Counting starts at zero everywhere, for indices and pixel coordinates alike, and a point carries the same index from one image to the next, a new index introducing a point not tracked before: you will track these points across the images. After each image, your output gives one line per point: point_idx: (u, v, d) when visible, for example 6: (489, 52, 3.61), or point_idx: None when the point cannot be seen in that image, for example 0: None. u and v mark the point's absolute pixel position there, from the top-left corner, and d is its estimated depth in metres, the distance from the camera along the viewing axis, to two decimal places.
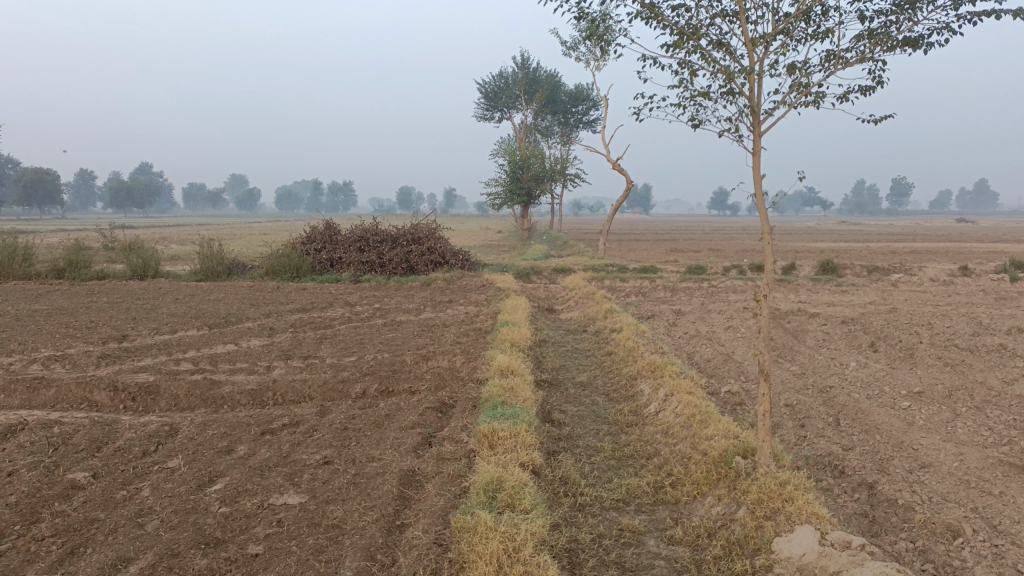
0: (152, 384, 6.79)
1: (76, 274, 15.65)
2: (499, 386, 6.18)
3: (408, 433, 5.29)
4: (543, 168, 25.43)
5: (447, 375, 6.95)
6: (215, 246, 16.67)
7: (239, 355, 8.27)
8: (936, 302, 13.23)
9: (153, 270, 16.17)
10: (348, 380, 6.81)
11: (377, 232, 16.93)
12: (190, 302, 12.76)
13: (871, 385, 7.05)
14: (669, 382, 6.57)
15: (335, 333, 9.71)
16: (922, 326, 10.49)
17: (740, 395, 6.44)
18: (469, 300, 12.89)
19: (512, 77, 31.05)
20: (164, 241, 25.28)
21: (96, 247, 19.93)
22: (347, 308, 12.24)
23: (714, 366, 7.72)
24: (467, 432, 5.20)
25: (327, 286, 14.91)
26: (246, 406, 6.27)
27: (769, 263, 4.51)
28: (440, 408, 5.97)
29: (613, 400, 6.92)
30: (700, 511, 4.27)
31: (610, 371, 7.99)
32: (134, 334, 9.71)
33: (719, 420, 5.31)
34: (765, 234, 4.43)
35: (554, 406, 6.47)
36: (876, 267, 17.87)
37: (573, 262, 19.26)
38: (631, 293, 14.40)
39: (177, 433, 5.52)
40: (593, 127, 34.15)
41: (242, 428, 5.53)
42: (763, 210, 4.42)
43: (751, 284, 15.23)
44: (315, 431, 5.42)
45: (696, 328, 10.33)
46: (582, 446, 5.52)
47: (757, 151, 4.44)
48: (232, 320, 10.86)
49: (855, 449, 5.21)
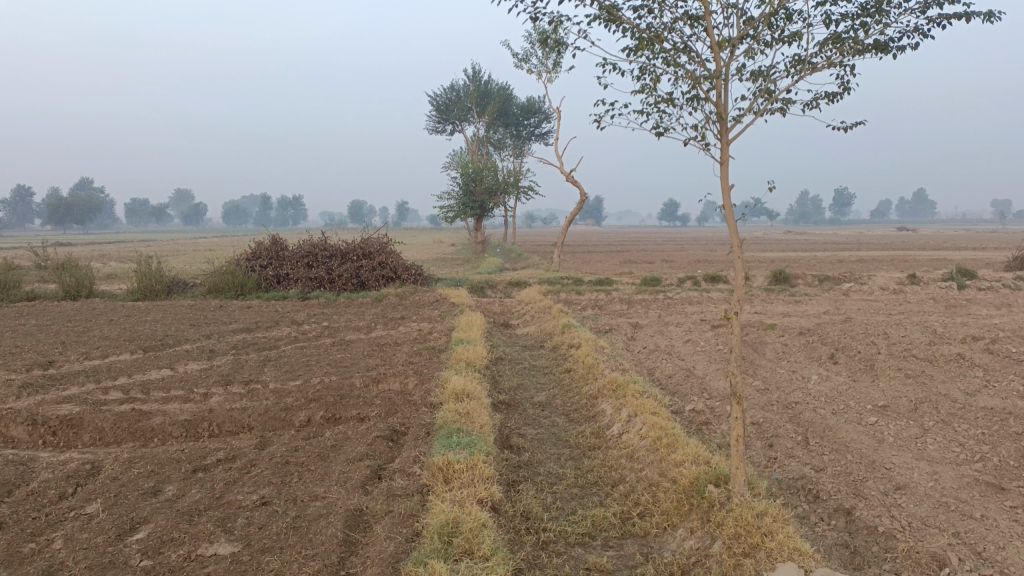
0: (75, 416, 6.24)
1: (4, 295, 14.77)
2: (454, 411, 5.81)
3: (355, 466, 4.90)
4: (495, 181, 25.18)
5: (398, 399, 6.55)
6: (154, 263, 15.95)
7: (175, 381, 7.74)
8: (888, 311, 13.30)
9: (87, 289, 15.37)
10: (292, 408, 6.37)
11: (325, 248, 16.42)
12: (126, 323, 12.08)
13: (836, 400, 6.88)
14: (632, 402, 6.29)
15: (281, 355, 9.22)
16: (878, 336, 10.47)
17: (706, 413, 6.20)
18: (422, 317, 12.50)
19: (463, 90, 30.78)
20: (101, 259, 24.27)
21: (26, 266, 18.92)
22: (295, 327, 11.74)
23: (676, 383, 7.49)
24: (420, 464, 4.83)
25: (274, 304, 14.36)
26: (179, 440, 5.79)
27: (739, 278, 4.25)
28: (391, 436, 5.59)
29: (574, 422, 6.62)
30: (672, 546, 3.97)
31: (569, 390, 7.69)
32: (62, 360, 9.07)
33: (687, 443, 5.04)
34: (735, 247, 4.16)
35: (512, 430, 6.13)
36: (827, 276, 18.03)
37: (527, 275, 19.01)
38: (587, 307, 14.18)
39: (99, 472, 5.03)
40: (545, 139, 34.06)
41: (172, 466, 5.05)
42: (731, 221, 4.16)
43: (707, 296, 15.16)
44: (253, 467, 4.98)
45: (655, 342, 10.13)
46: (543, 474, 5.19)
47: (725, 160, 4.18)
48: (169, 342, 10.28)
49: (827, 470, 5.00)
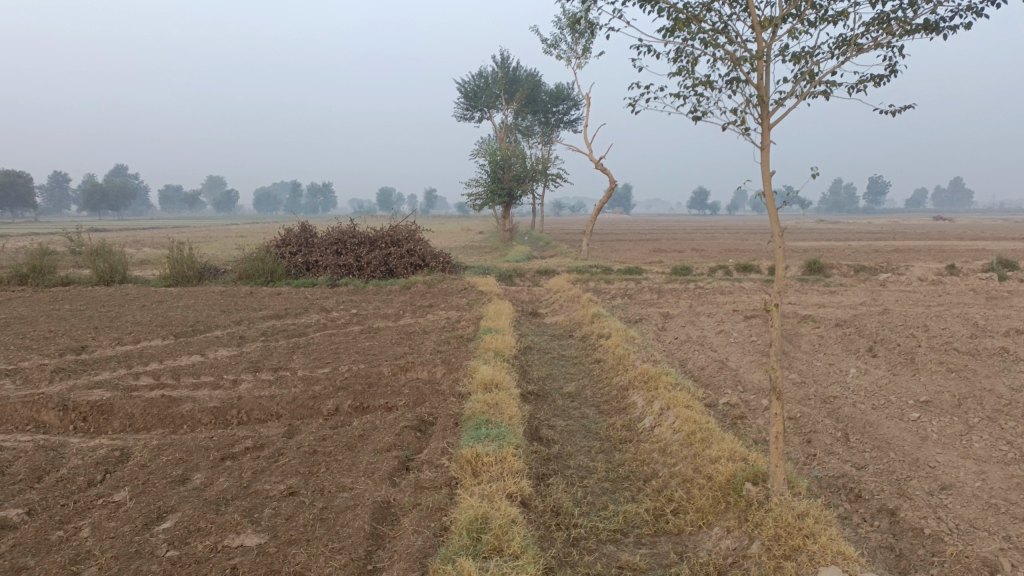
0: (105, 402, 6.25)
1: (40, 281, 14.98)
2: (483, 402, 5.71)
3: (383, 457, 4.83)
4: (524, 168, 25.01)
5: (426, 389, 6.48)
6: (186, 250, 16.07)
7: (204, 367, 7.75)
8: (927, 302, 12.95)
9: (120, 275, 15.53)
10: (320, 396, 6.32)
11: (354, 235, 16.40)
12: (157, 309, 12.18)
13: (876, 394, 6.67)
14: (664, 394, 6.15)
15: (309, 342, 9.20)
16: (918, 329, 10.17)
17: (741, 407, 6.04)
18: (451, 305, 12.42)
19: (492, 76, 30.57)
20: (134, 245, 24.63)
21: (62, 252, 19.19)
22: (323, 314, 11.74)
23: (710, 375, 7.32)
24: (448, 456, 4.74)
25: (303, 291, 14.38)
26: (208, 427, 5.77)
27: (780, 269, 4.08)
28: (419, 426, 5.51)
29: (605, 413, 6.50)
30: (707, 545, 3.84)
31: (600, 381, 7.56)
32: (94, 345, 9.15)
33: (722, 438, 4.89)
34: (776, 237, 3.99)
35: (541, 421, 6.03)
36: (863, 266, 17.62)
37: (556, 263, 18.86)
38: (617, 296, 14.00)
39: (128, 459, 5.02)
40: (574, 126, 33.76)
41: (200, 454, 5.03)
42: (773, 209, 3.99)
43: (740, 286, 14.89)
44: (280, 456, 4.93)
45: (687, 332, 9.94)
46: (573, 467, 5.09)
47: (766, 145, 4.00)
48: (200, 328, 10.32)
49: (868, 469, 4.82)
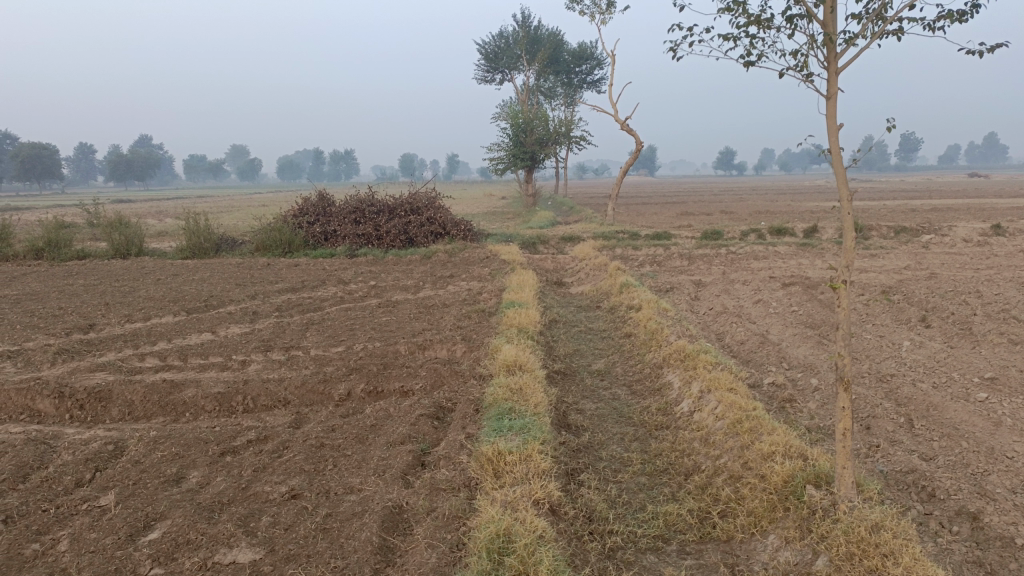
0: (104, 388, 5.87)
1: (55, 255, 14.70)
2: (505, 387, 5.24)
3: (396, 452, 4.38)
4: (547, 130, 24.25)
5: (444, 370, 6.01)
6: (201, 220, 15.71)
7: (213, 347, 7.34)
8: (975, 265, 12.21)
9: (137, 248, 15.22)
10: (330, 379, 5.89)
11: (372, 203, 15.92)
12: (172, 283, 11.83)
13: (936, 372, 6.09)
14: (704, 375, 5.63)
15: (324, 318, 8.79)
16: (970, 295, 9.50)
17: (788, 389, 5.51)
18: (472, 275, 11.94)
19: (513, 36, 29.67)
20: (154, 216, 24.44)
21: (80, 224, 18.97)
22: (341, 287, 11.31)
23: (750, 351, 6.79)
24: (467, 450, 4.28)
25: (320, 262, 13.97)
26: (211, 415, 5.38)
27: (849, 242, 3.46)
28: (435, 414, 5.06)
29: (638, 395, 6.00)
30: (763, 556, 3.36)
31: (631, 358, 7.05)
32: (103, 322, 8.80)
33: (773, 428, 4.37)
34: (844, 201, 3.40)
35: (569, 405, 5.56)
36: (904, 226, 16.79)
37: (581, 229, 18.24)
38: (646, 263, 13.40)
39: (123, 455, 4.64)
40: (598, 87, 32.81)
41: (198, 448, 4.62)
42: (839, 169, 3.40)
43: (774, 250, 14.22)
44: (285, 450, 4.51)
45: (722, 302, 9.37)
46: (605, 459, 4.62)
47: (833, 94, 3.38)
48: (212, 303, 9.93)
49: (941, 463, 4.28)
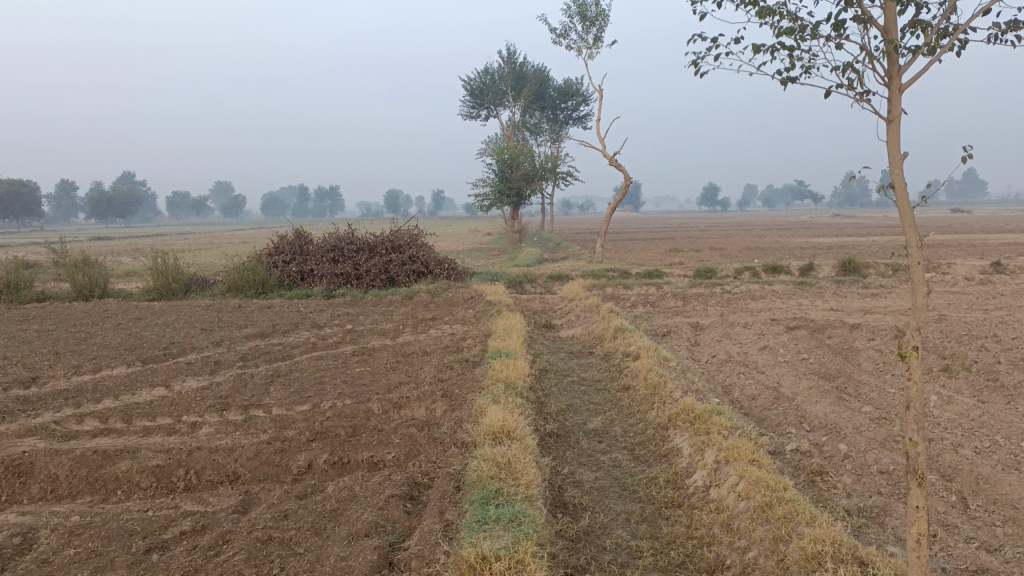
0: (25, 459, 5.05)
1: (14, 297, 13.83)
2: (491, 461, 4.49)
3: (360, 547, 3.62)
4: (533, 167, 23.74)
5: (421, 436, 5.26)
6: (171, 259, 14.91)
7: (163, 405, 6.53)
8: (983, 305, 11.64)
9: (101, 289, 14.37)
10: (289, 447, 5.13)
11: (352, 240, 15.22)
12: (133, 328, 11.01)
13: (977, 434, 5.40)
14: (719, 442, 4.90)
15: (293, 368, 8.01)
16: (988, 338, 8.90)
17: (815, 458, 4.81)
18: (456, 318, 11.22)
19: (498, 73, 29.37)
20: (126, 255, 23.41)
21: (45, 264, 18.06)
22: (315, 331, 10.55)
23: (764, 409, 6.09)
24: (445, 548, 3.52)
25: (296, 304, 13.22)
26: (146, 495, 4.59)
27: (919, 298, 2.78)
28: (409, 493, 4.32)
29: (642, 462, 5.29)
30: None
31: (631, 415, 6.33)
32: (47, 375, 7.96)
33: (813, 517, 3.66)
34: (913, 247, 2.73)
35: (565, 477, 4.82)
36: (900, 263, 16.27)
37: (569, 267, 17.60)
38: (638, 304, 12.76)
39: (30, 550, 3.84)
40: (584, 123, 32.55)
41: (121, 543, 3.82)
42: (905, 207, 2.74)
43: (772, 290, 13.63)
44: (224, 546, 3.73)
45: (724, 349, 8.70)
46: (610, 550, 3.87)
47: (895, 117, 2.74)
48: (172, 351, 9.12)
49: (1011, 557, 3.57)
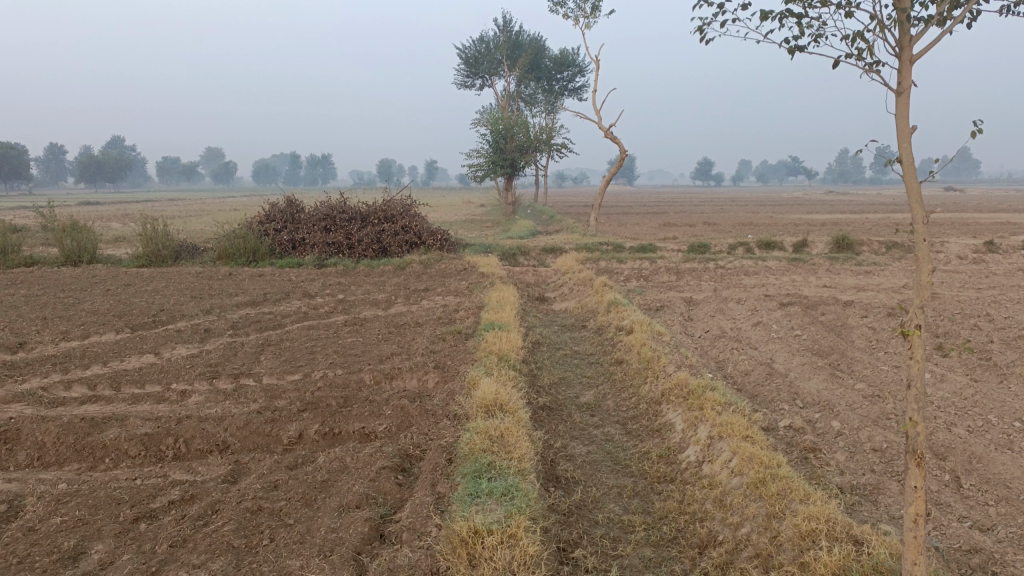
0: (11, 425, 4.98)
1: (1, 261, 13.65)
2: (483, 434, 4.45)
3: (351, 518, 3.59)
4: (528, 138, 23.53)
5: (412, 408, 5.22)
6: (161, 226, 14.74)
7: (152, 373, 6.46)
8: (976, 284, 11.65)
9: (89, 254, 14.21)
10: (279, 417, 5.08)
11: (344, 209, 15.07)
12: (122, 294, 10.90)
13: (970, 413, 5.40)
14: (712, 417, 4.88)
15: (284, 337, 7.94)
16: (980, 318, 8.91)
17: (809, 434, 4.80)
18: (448, 289, 11.15)
19: (493, 42, 28.98)
20: (115, 221, 23.15)
21: (32, 228, 17.84)
22: (306, 301, 10.47)
23: (757, 385, 6.07)
24: (437, 521, 3.49)
25: (287, 273, 13.12)
26: (135, 463, 4.54)
27: (923, 276, 2.72)
28: (400, 465, 4.28)
29: (635, 436, 5.27)
30: None
31: (624, 390, 6.31)
32: (34, 341, 7.87)
33: (807, 494, 3.64)
34: (920, 223, 2.67)
35: (557, 451, 4.80)
36: (894, 240, 16.25)
37: (563, 240, 17.52)
38: (631, 278, 12.71)
39: (16, 518, 3.79)
40: (579, 94, 32.24)
41: (108, 512, 3.78)
42: (913, 183, 2.67)
43: (766, 266, 13.61)
44: (213, 516, 3.69)
45: (718, 324, 8.67)
46: (603, 524, 3.86)
47: (905, 89, 2.66)
48: (161, 318, 9.03)
49: (1004, 536, 3.57)
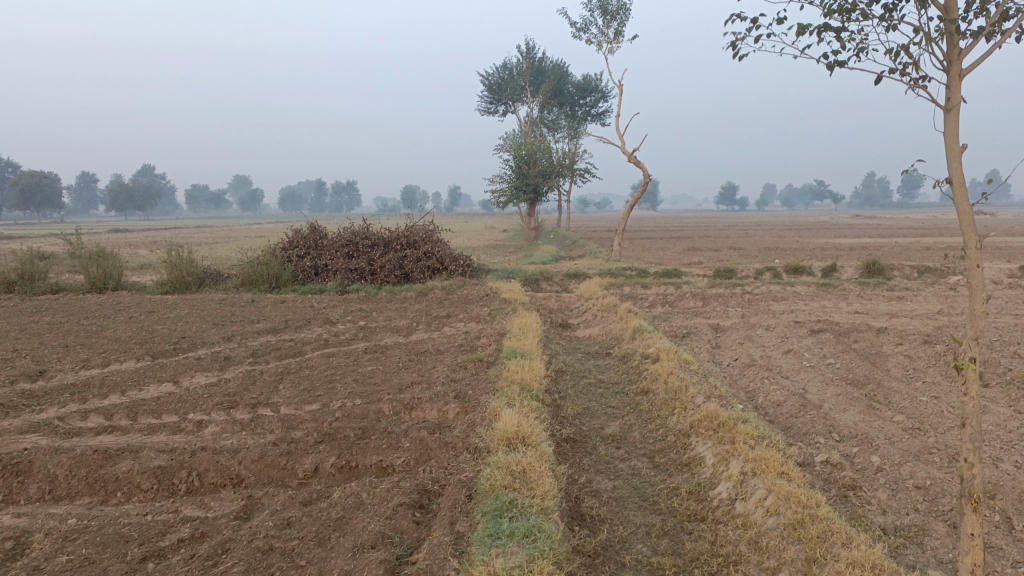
0: (25, 457, 4.89)
1: (28, 288, 13.75)
2: (505, 469, 4.27)
3: (366, 559, 3.42)
4: (550, 163, 23.50)
5: (432, 440, 5.06)
6: (185, 252, 14.80)
7: (170, 402, 6.37)
8: (1014, 310, 11.28)
9: (115, 281, 14.28)
10: (295, 449, 4.94)
11: (366, 235, 15.06)
12: (145, 322, 10.89)
13: (1018, 447, 5.12)
14: (745, 452, 4.66)
15: (304, 365, 7.84)
16: (1022, 345, 8.58)
17: (847, 471, 4.56)
18: (471, 316, 11.01)
19: (516, 68, 29.11)
20: (142, 248, 23.37)
21: (60, 255, 18.03)
22: (327, 328, 10.38)
23: (791, 417, 5.83)
24: (455, 563, 3.32)
25: (309, 299, 13.08)
26: (147, 497, 4.42)
27: (976, 306, 2.53)
28: (418, 502, 4.11)
29: (663, 471, 5.05)
30: None
31: (651, 421, 6.09)
32: (55, 369, 7.83)
33: (849, 537, 3.42)
34: (973, 249, 2.48)
35: (582, 487, 4.60)
36: (926, 265, 15.88)
37: (586, 265, 17.36)
38: (656, 304, 12.49)
39: (23, 556, 3.67)
40: (602, 120, 32.24)
41: (116, 550, 3.65)
42: (963, 206, 2.49)
43: (794, 291, 13.32)
44: (223, 556, 3.54)
45: (747, 352, 8.43)
46: (630, 567, 3.65)
47: (953, 105, 2.50)
48: (182, 346, 8.98)
49: None
